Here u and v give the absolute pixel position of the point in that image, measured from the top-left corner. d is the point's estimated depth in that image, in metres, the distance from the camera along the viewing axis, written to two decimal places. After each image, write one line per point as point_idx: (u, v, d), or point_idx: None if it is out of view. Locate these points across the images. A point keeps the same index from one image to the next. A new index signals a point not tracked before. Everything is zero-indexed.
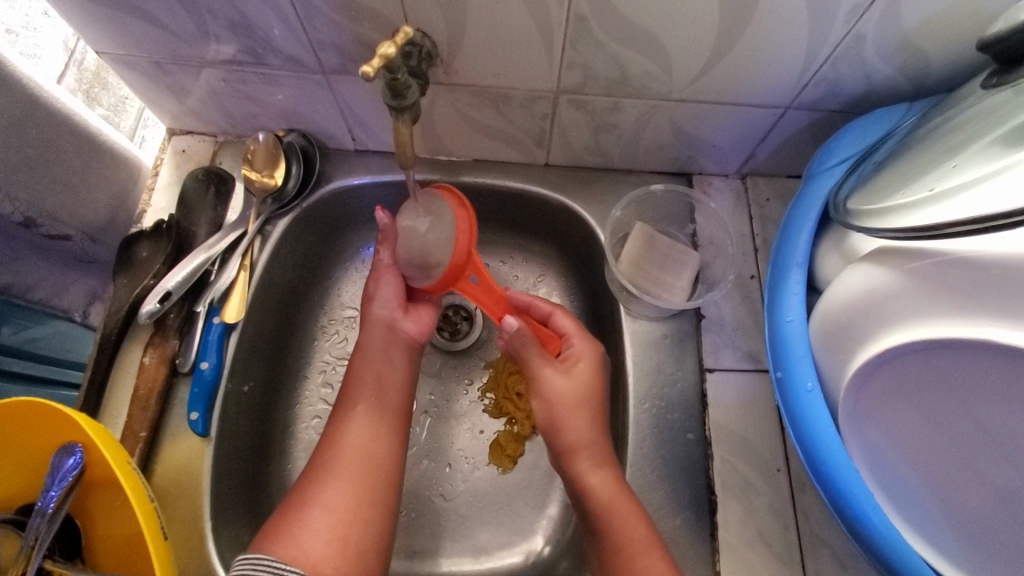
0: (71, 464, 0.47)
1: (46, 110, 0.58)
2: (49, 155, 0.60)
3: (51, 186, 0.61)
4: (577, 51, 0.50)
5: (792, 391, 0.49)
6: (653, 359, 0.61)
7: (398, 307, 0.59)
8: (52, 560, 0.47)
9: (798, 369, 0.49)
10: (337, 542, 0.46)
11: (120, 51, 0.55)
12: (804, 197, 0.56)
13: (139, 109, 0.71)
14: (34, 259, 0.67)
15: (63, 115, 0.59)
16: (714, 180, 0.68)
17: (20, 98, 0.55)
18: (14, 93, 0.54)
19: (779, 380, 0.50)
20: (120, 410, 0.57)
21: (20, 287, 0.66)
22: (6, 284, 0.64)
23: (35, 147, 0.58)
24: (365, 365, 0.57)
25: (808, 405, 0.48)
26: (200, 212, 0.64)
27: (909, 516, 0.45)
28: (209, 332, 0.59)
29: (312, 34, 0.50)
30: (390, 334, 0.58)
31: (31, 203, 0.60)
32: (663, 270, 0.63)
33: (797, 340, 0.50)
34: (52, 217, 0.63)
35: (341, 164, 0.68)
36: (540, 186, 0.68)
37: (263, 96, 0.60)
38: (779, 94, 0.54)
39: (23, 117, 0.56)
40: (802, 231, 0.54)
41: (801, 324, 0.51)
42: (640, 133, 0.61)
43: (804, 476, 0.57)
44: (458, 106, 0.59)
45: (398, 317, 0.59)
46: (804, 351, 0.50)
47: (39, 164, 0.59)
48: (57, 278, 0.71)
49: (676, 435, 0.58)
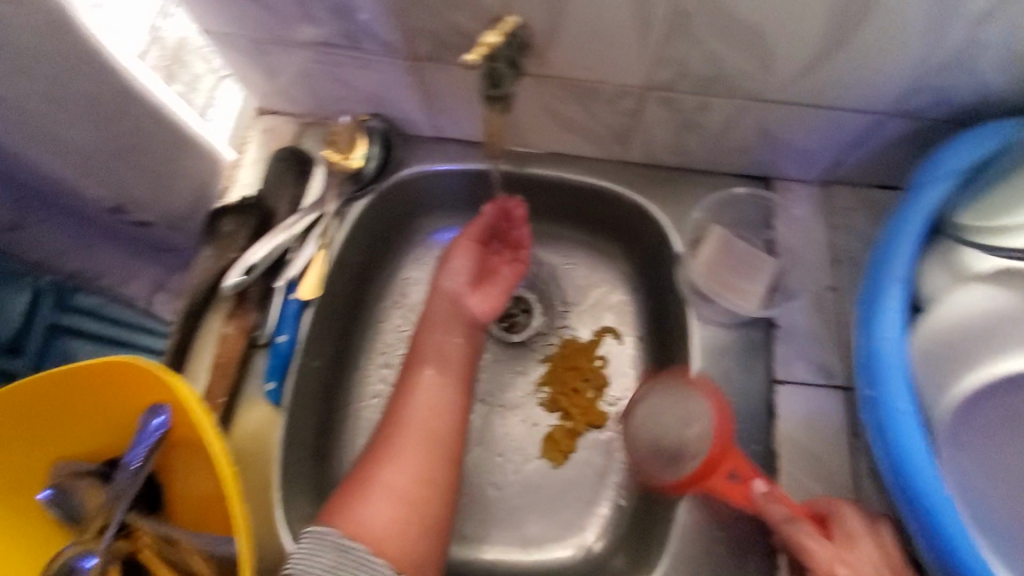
0: (156, 424, 0.50)
1: (139, 103, 0.59)
2: (140, 143, 0.62)
3: (141, 174, 0.64)
4: (675, 45, 0.49)
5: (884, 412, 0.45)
6: (721, 366, 0.59)
7: (467, 283, 0.60)
8: (133, 514, 0.51)
9: (892, 387, 0.45)
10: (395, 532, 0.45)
11: (224, 30, 0.57)
12: (910, 207, 0.51)
13: (216, 74, 0.69)
14: (104, 246, 0.73)
15: (156, 108, 0.61)
16: (797, 186, 0.66)
17: (114, 89, 0.56)
18: (108, 82, 0.55)
19: (869, 400, 0.46)
20: (201, 375, 0.60)
21: (87, 273, 0.73)
22: (74, 268, 0.72)
23: (129, 135, 0.60)
24: (428, 340, 0.58)
25: (902, 425, 0.44)
26: (282, 191, 0.66)
27: (1004, 554, 0.43)
28: (286, 306, 0.61)
29: (410, 20, 0.51)
30: (455, 307, 0.59)
31: (118, 189, 0.64)
32: (738, 275, 0.62)
33: (892, 357, 0.46)
34: (138, 205, 0.67)
35: (417, 150, 0.69)
36: (614, 184, 0.67)
37: (351, 79, 0.61)
38: (880, 99, 0.51)
39: (116, 103, 0.57)
40: (904, 244, 0.49)
41: (897, 341, 0.46)
42: (726, 134, 0.60)
43: (874, 499, 0.54)
44: (542, 98, 0.59)
45: (464, 294, 0.60)
46: (898, 372, 0.46)
47: (126, 152, 0.62)
48: (125, 267, 0.77)
49: (742, 445, 0.57)
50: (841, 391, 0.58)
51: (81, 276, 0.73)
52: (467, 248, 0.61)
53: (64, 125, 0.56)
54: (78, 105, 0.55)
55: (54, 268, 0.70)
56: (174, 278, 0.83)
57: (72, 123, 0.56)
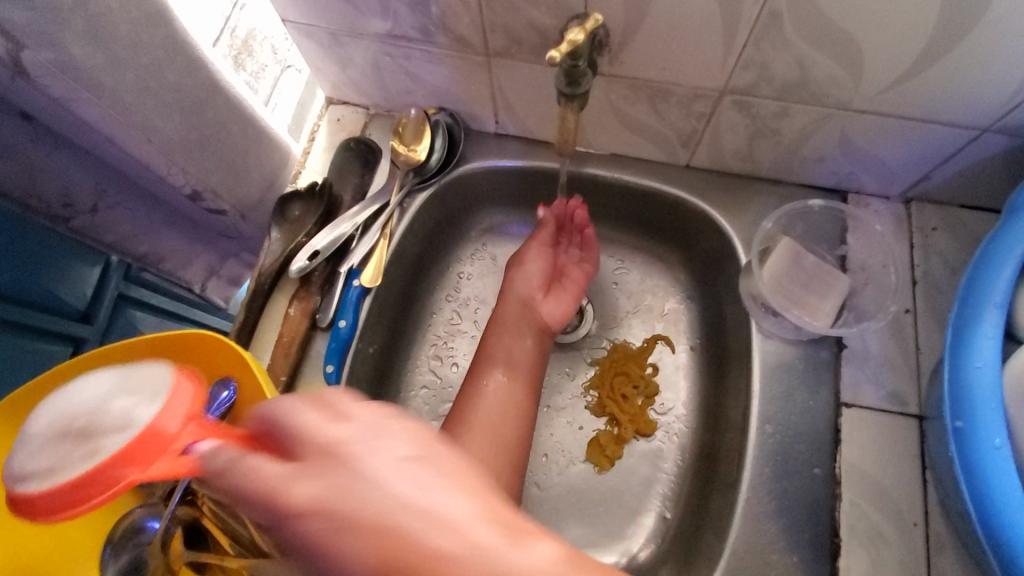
0: (225, 397, 0.52)
1: (223, 96, 0.61)
2: (219, 135, 0.63)
3: (217, 165, 0.66)
4: (760, 49, 0.47)
5: (975, 447, 0.41)
6: (783, 384, 0.57)
7: (539, 289, 0.64)
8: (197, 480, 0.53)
9: (985, 420, 0.41)
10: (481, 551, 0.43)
11: (304, 21, 0.59)
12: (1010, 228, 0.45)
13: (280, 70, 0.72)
14: (168, 231, 0.78)
15: (238, 102, 0.63)
16: (873, 201, 0.63)
17: (203, 83, 0.58)
18: (198, 75, 0.57)
19: (957, 431, 0.42)
20: (265, 353, 0.62)
21: (154, 257, 0.79)
22: (144, 253, 0.77)
23: (210, 126, 0.62)
24: (497, 343, 0.61)
25: (993, 461, 0.40)
26: (348, 179, 0.68)
27: None
28: (348, 292, 0.63)
29: (487, 16, 0.51)
30: (526, 309, 0.63)
31: (199, 178, 0.66)
32: (808, 291, 0.59)
33: (987, 390, 0.41)
34: (213, 192, 0.69)
35: (480, 146, 0.69)
36: (678, 189, 0.66)
37: (421, 74, 0.62)
38: (979, 112, 0.48)
39: (204, 94, 0.59)
40: (1004, 268, 0.43)
41: (995, 372, 0.41)
42: (802, 143, 0.57)
43: (945, 537, 0.51)
44: (612, 98, 0.58)
45: (536, 299, 0.63)
46: (996, 403, 0.40)
47: (210, 142, 0.63)
48: (186, 251, 0.82)
49: (802, 468, 0.54)
50: (913, 420, 0.55)
51: (151, 258, 0.79)
52: (542, 252, 0.65)
53: (156, 116, 0.57)
54: (168, 95, 0.56)
55: (127, 250, 0.76)
56: (227, 265, 0.90)
57: (162, 114, 0.57)
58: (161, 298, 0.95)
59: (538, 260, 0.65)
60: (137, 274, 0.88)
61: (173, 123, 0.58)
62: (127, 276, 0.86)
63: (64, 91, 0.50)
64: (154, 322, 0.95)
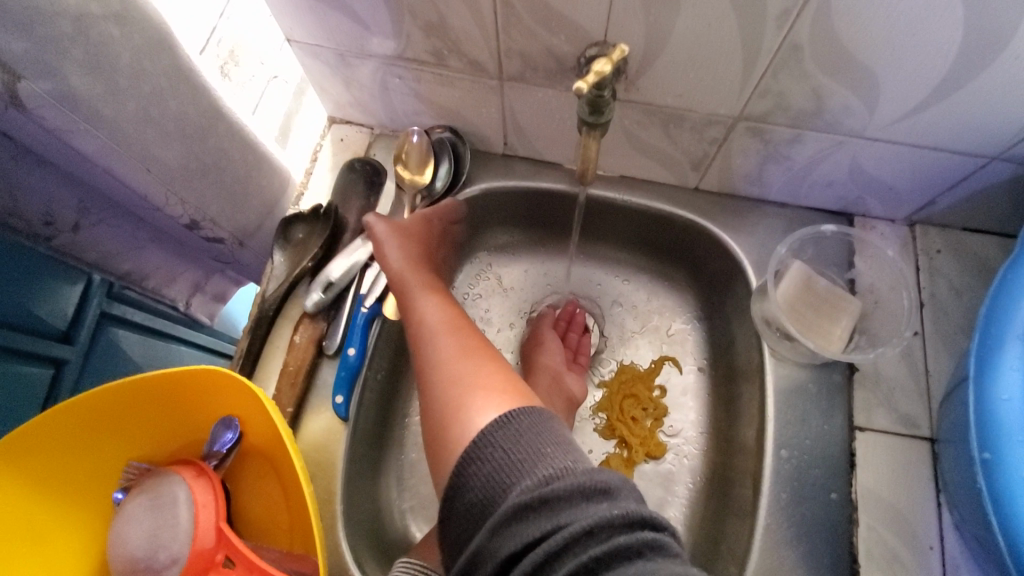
0: (228, 438, 0.51)
1: (225, 124, 0.58)
2: (220, 162, 0.61)
3: (216, 192, 0.63)
4: (777, 80, 0.47)
5: (1005, 482, 0.41)
6: (798, 408, 0.57)
7: (563, 363, 0.67)
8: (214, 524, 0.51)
9: (1016, 454, 0.40)
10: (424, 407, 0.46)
11: (311, 42, 0.58)
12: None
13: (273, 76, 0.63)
14: (154, 249, 0.74)
15: (240, 129, 0.60)
16: (879, 224, 0.64)
17: (206, 111, 0.55)
18: (202, 103, 0.55)
19: (987, 463, 0.42)
20: (269, 381, 0.59)
21: (138, 274, 0.76)
22: (127, 271, 0.75)
23: (211, 154, 0.59)
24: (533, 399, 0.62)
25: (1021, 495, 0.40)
26: (352, 201, 0.66)
27: None
28: (355, 317, 0.61)
29: (504, 41, 0.51)
30: (555, 384, 0.65)
31: (196, 209, 0.64)
32: (820, 316, 0.58)
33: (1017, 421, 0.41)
34: (212, 221, 0.67)
35: (488, 167, 0.68)
36: (687, 210, 0.66)
37: (431, 95, 0.61)
38: (989, 143, 0.49)
39: (206, 122, 0.56)
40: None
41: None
42: (813, 168, 0.58)
43: (959, 559, 0.52)
44: (625, 123, 0.58)
45: (563, 373, 0.66)
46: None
47: (212, 171, 0.61)
48: (170, 269, 0.79)
49: (819, 494, 0.54)
50: (925, 443, 0.55)
51: (134, 275, 0.76)
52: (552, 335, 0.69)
53: (156, 145, 0.55)
54: (169, 124, 0.54)
55: (109, 268, 0.73)
56: (211, 281, 0.87)
57: (162, 143, 0.55)
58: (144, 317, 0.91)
59: (555, 339, 0.69)
60: (120, 291, 0.82)
61: (174, 152, 0.56)
62: (110, 293, 0.81)
63: (60, 121, 0.47)
64: (135, 340, 0.91)
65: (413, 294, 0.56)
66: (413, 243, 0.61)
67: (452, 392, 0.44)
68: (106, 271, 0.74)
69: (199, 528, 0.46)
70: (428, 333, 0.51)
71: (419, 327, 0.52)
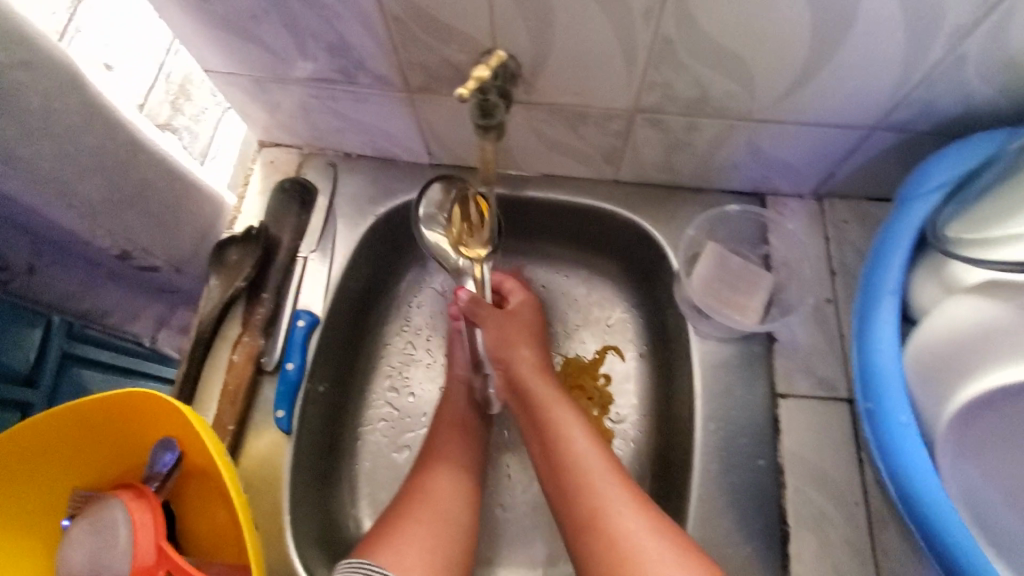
0: (168, 460, 0.52)
1: (146, 154, 0.61)
2: (144, 192, 0.64)
3: (146, 222, 0.66)
4: (660, 71, 0.50)
5: (885, 422, 0.46)
6: (722, 381, 0.60)
7: (472, 368, 0.67)
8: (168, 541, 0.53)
9: (890, 398, 0.46)
10: (609, 562, 0.48)
11: (225, 70, 0.60)
12: (897, 224, 0.53)
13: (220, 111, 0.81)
14: (110, 287, 0.76)
15: (161, 159, 0.63)
16: (789, 201, 0.67)
17: (125, 143, 0.59)
18: (118, 137, 0.57)
19: (870, 412, 0.47)
20: (211, 403, 0.61)
21: (98, 313, 0.77)
22: (87, 310, 0.75)
23: (134, 185, 0.62)
24: (450, 412, 0.64)
25: (905, 436, 0.45)
26: (286, 221, 0.67)
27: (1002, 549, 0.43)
28: (293, 333, 0.62)
29: (403, 55, 0.53)
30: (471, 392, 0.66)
31: (127, 239, 0.66)
32: (737, 291, 0.62)
33: (889, 368, 0.47)
34: (145, 250, 0.69)
35: (416, 177, 0.71)
36: (609, 203, 0.68)
37: (349, 113, 0.63)
38: (866, 114, 0.52)
39: (126, 155, 0.60)
40: (894, 258, 0.51)
41: (893, 351, 0.47)
42: (716, 152, 0.61)
43: (884, 512, 0.54)
44: (534, 124, 0.60)
45: (473, 378, 0.67)
46: (897, 380, 0.46)
47: (136, 202, 0.64)
48: (130, 306, 0.80)
49: (746, 461, 0.57)
50: (845, 404, 0.58)
51: (94, 315, 0.77)
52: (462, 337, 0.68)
53: (77, 180, 0.57)
54: (87, 159, 0.56)
55: (69, 309, 0.73)
56: (176, 314, 0.89)
57: (83, 178, 0.57)
58: (111, 354, 0.87)
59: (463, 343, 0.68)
60: (81, 331, 0.79)
61: (96, 185, 0.58)
62: (70, 333, 0.78)
63: None
64: (105, 381, 0.86)
65: (555, 412, 0.58)
66: (512, 329, 0.64)
67: (642, 563, 0.47)
68: (62, 312, 0.74)
69: (138, 546, 0.47)
70: (596, 472, 0.54)
71: (569, 453, 0.55)
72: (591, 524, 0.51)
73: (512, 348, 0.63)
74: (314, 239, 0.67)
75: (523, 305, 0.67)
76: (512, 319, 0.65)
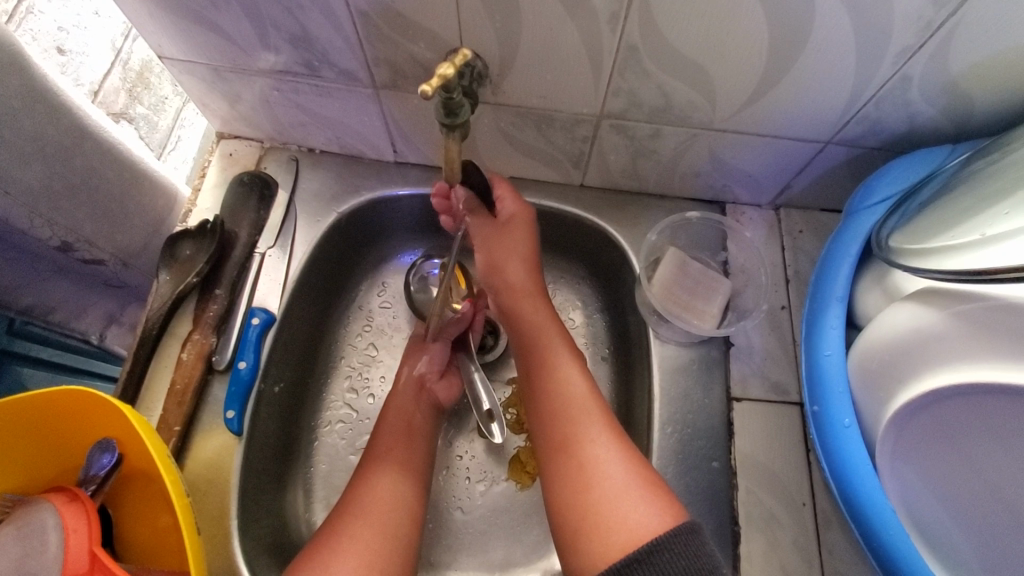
0: (106, 462, 0.49)
1: (92, 140, 0.59)
2: (89, 181, 0.61)
3: (91, 212, 0.64)
4: (624, 78, 0.51)
5: (827, 425, 0.50)
6: (680, 385, 0.61)
7: (435, 370, 0.67)
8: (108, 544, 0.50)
9: (835, 404, 0.50)
10: (573, 485, 0.50)
11: (182, 58, 0.58)
12: (845, 233, 0.57)
13: (175, 113, 1.01)
14: (59, 281, 0.72)
15: (107, 147, 0.61)
16: (748, 210, 0.69)
17: (68, 129, 0.57)
18: (61, 122, 0.55)
19: (817, 415, 0.51)
20: (155, 404, 0.58)
21: (42, 310, 0.72)
22: (30, 306, 0.71)
23: (79, 173, 0.60)
24: (394, 401, 0.64)
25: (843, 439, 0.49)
26: (243, 215, 0.65)
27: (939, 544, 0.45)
28: (247, 331, 0.60)
29: (369, 51, 0.52)
30: (421, 389, 0.65)
31: (69, 229, 0.63)
32: (694, 296, 0.64)
33: (835, 374, 0.51)
34: (88, 242, 0.66)
35: (381, 174, 0.70)
36: (573, 207, 0.69)
37: (313, 107, 0.62)
38: (820, 129, 0.54)
39: (70, 141, 0.57)
40: (842, 266, 0.55)
41: (840, 358, 0.51)
42: (678, 160, 0.62)
43: (830, 513, 0.56)
44: (501, 125, 0.60)
45: (431, 380, 0.66)
46: (842, 387, 0.50)
47: (81, 190, 0.61)
48: (78, 302, 0.76)
49: (702, 463, 0.58)
50: (795, 408, 0.59)
51: (39, 311, 0.72)
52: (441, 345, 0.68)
53: (15, 167, 0.54)
54: (27, 145, 0.53)
55: (9, 303, 0.68)
56: (129, 311, 0.85)
57: (22, 165, 0.54)
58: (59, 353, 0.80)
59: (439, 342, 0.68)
60: (22, 327, 0.72)
61: (36, 172, 0.56)
62: (10, 330, 0.71)
63: None
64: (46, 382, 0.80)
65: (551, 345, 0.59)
66: (507, 248, 0.64)
67: (603, 491, 0.48)
68: (3, 307, 0.68)
69: (70, 553, 0.44)
70: (578, 404, 0.54)
71: (557, 380, 0.57)
72: (564, 449, 0.52)
73: (502, 263, 0.64)
74: (273, 234, 0.65)
75: (516, 218, 0.64)
76: (506, 235, 0.64)
